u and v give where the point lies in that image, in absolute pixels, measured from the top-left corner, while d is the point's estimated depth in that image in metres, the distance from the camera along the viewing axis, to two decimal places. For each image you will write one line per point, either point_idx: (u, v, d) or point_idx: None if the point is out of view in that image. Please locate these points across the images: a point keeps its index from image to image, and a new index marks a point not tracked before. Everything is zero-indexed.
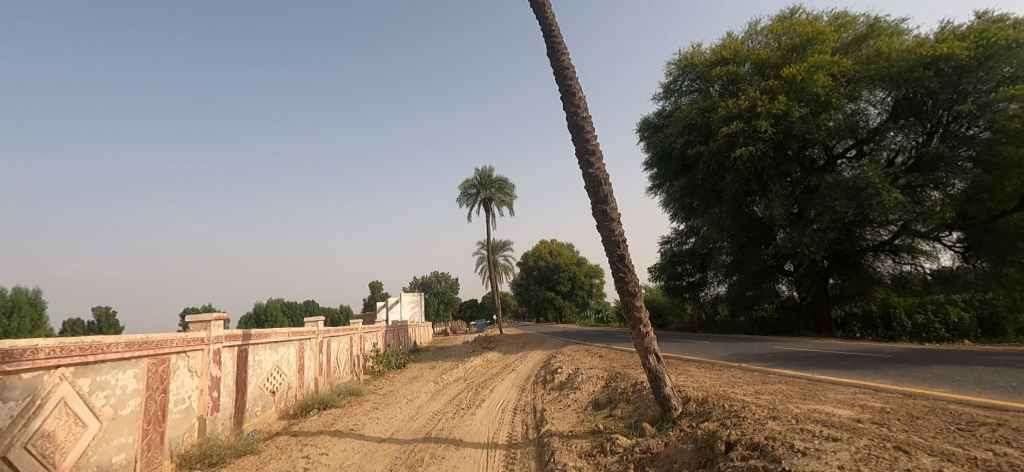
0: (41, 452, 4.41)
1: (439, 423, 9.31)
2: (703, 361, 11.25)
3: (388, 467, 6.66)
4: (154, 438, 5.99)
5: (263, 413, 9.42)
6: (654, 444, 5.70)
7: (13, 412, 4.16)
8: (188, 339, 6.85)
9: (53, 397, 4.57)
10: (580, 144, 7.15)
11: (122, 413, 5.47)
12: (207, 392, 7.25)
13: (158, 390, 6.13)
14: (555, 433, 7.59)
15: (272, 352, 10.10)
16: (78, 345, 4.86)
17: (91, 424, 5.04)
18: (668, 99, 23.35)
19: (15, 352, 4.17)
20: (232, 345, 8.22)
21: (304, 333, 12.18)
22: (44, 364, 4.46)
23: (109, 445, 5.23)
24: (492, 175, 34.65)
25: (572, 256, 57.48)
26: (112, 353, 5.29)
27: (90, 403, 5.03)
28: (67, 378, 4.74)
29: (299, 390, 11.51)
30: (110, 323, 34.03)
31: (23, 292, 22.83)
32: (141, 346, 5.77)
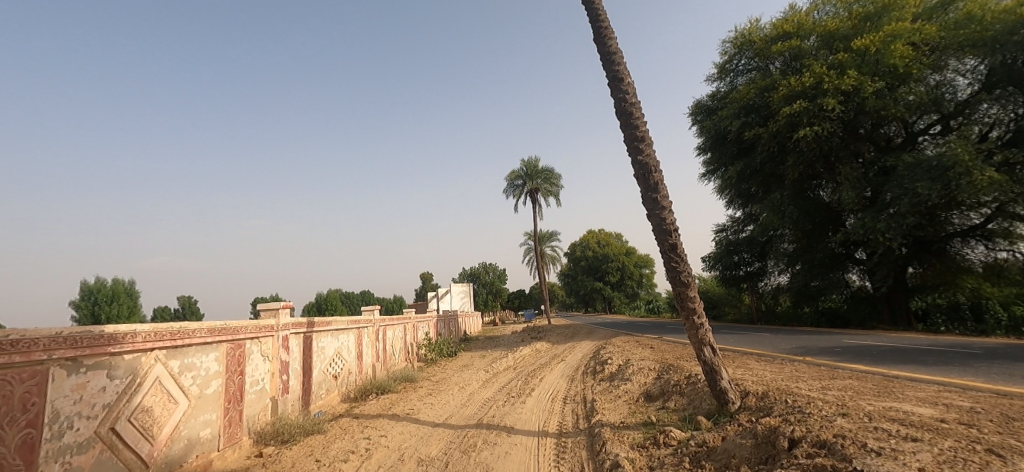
0: (141, 424, 4.92)
1: (490, 410, 9.53)
2: (763, 354, 10.75)
3: (442, 451, 6.89)
4: (234, 415, 6.52)
5: (327, 396, 10.00)
6: (710, 438, 5.54)
7: (118, 389, 4.68)
8: (260, 326, 7.36)
9: (150, 376, 5.06)
10: (628, 131, 6.98)
11: (206, 392, 5.98)
12: (277, 375, 7.76)
13: (235, 373, 6.64)
14: (605, 423, 7.56)
15: (333, 339, 10.64)
16: (168, 330, 5.35)
17: (182, 401, 5.55)
18: (723, 80, 22.29)
19: (118, 336, 4.66)
20: (298, 332, 8.76)
21: (362, 321, 12.77)
22: (142, 347, 4.95)
23: (196, 421, 5.76)
24: (538, 166, 34.46)
25: (620, 246, 56.34)
26: (196, 338, 5.78)
27: (180, 382, 5.54)
28: (161, 360, 5.24)
29: (358, 375, 12.11)
30: (192, 311, 37.08)
31: (120, 283, 25.32)
32: (220, 331, 6.25)
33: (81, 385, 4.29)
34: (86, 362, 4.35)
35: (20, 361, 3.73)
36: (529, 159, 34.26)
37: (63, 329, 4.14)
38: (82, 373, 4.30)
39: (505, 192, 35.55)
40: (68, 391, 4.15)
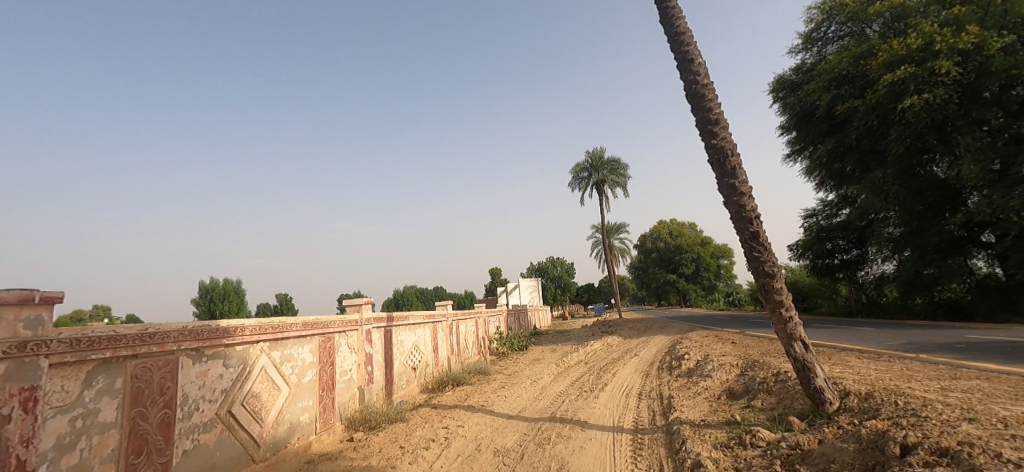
0: (251, 408, 5.46)
1: (563, 404, 9.51)
2: (865, 351, 9.75)
3: (517, 442, 6.98)
4: (328, 402, 7.05)
5: (407, 387, 10.52)
6: (804, 440, 5.12)
7: (233, 376, 5.23)
8: (347, 320, 7.88)
9: (257, 365, 5.61)
10: (700, 114, 6.60)
11: (304, 380, 6.53)
12: (362, 366, 8.28)
13: (327, 363, 7.17)
14: (685, 421, 7.26)
15: (411, 333, 11.15)
16: (270, 324, 5.88)
17: (284, 388, 6.09)
18: (808, 51, 20.45)
19: (230, 329, 5.21)
20: (379, 326, 9.27)
21: (437, 316, 13.26)
22: (250, 339, 5.49)
23: (297, 406, 6.30)
24: (604, 156, 33.67)
25: (695, 236, 53.67)
26: (293, 331, 6.31)
27: (282, 371, 6.08)
28: (265, 351, 5.79)
29: (435, 367, 12.60)
30: (288, 306, 40.60)
31: (231, 281, 28.33)
32: (313, 325, 6.78)
33: (204, 372, 4.85)
34: (207, 352, 4.90)
35: (157, 351, 4.31)
36: (594, 150, 33.57)
37: (188, 324, 4.72)
38: (204, 362, 4.85)
39: (570, 186, 35.17)
40: (194, 377, 4.71)
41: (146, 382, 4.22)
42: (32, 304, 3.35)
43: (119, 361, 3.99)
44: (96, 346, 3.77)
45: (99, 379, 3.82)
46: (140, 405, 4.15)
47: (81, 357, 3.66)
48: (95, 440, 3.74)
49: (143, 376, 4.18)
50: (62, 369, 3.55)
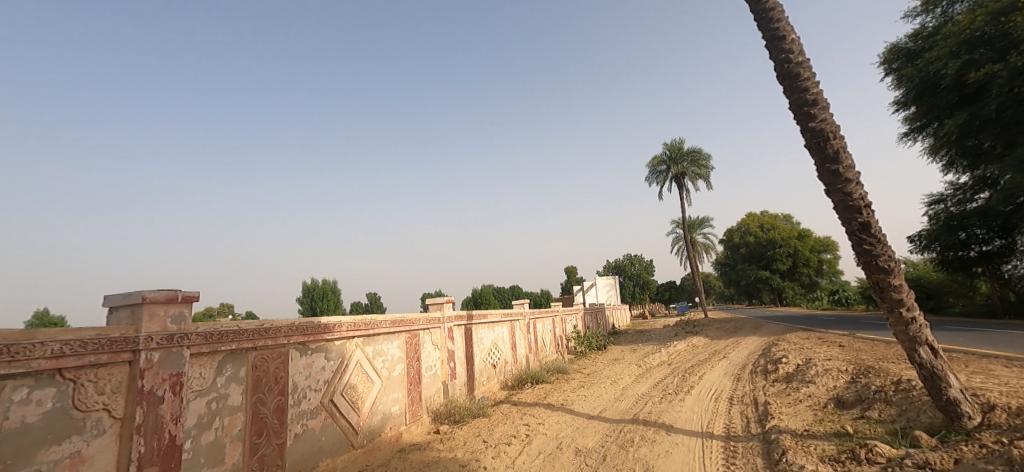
0: (349, 399, 5.85)
1: (646, 406, 9.14)
2: (1013, 358, 8.28)
3: (598, 443, 6.80)
4: (415, 396, 7.37)
5: (488, 383, 10.71)
6: (936, 459, 4.45)
7: (334, 368, 5.64)
8: (429, 318, 8.17)
9: (353, 359, 6.01)
10: (793, 95, 5.98)
11: (394, 374, 6.88)
12: (445, 362, 8.56)
13: (414, 359, 7.50)
14: (784, 430, 6.64)
15: (490, 331, 11.34)
16: (362, 321, 6.25)
17: (377, 381, 6.45)
18: (928, 13, 17.89)
19: (329, 325, 5.61)
20: (460, 323, 9.53)
21: (514, 314, 13.38)
22: (346, 335, 5.87)
23: (388, 399, 6.65)
24: (683, 148, 31.94)
25: (790, 229, 49.21)
26: (383, 328, 6.67)
27: (374, 365, 6.45)
28: (359, 346, 6.17)
29: (513, 365, 12.72)
30: (376, 305, 43.19)
31: (327, 282, 30.72)
32: (400, 323, 7.11)
33: (309, 364, 5.28)
34: (311, 346, 5.33)
35: (271, 344, 4.76)
36: (672, 141, 31.96)
37: (296, 320, 5.16)
38: (309, 354, 5.28)
39: (648, 180, 33.81)
40: (301, 368, 5.15)
41: (264, 371, 4.67)
42: (176, 302, 3.85)
43: (242, 352, 4.46)
44: (225, 338, 4.25)
45: (228, 368, 4.30)
46: (260, 392, 4.60)
47: (214, 347, 4.14)
48: (226, 421, 4.21)
49: (261, 366, 4.64)
50: (200, 358, 4.04)
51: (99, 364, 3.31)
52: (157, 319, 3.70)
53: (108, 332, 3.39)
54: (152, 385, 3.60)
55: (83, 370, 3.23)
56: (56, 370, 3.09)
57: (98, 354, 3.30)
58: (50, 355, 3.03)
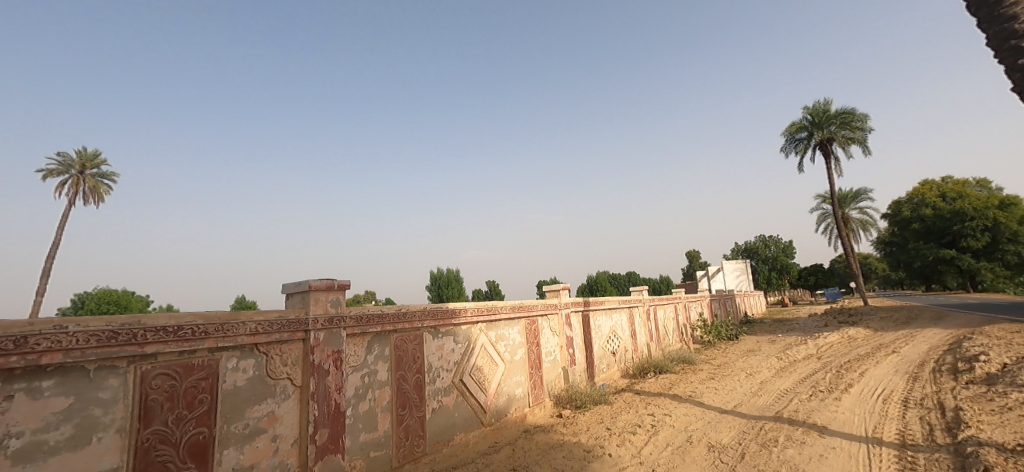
0: (477, 379, 6.14)
1: (791, 403, 8.12)
2: None
3: (735, 440, 6.20)
4: (537, 380, 7.49)
5: (608, 371, 10.49)
6: None
7: (461, 350, 5.95)
8: (547, 304, 8.20)
9: (478, 342, 6.29)
10: (991, 29, 3.02)
11: (516, 358, 7.06)
12: (565, 348, 8.54)
13: (534, 344, 7.60)
14: (986, 443, 5.37)
15: (608, 318, 11.04)
16: (485, 307, 6.49)
17: (501, 364, 6.68)
18: None
19: (455, 310, 5.92)
20: (577, 310, 9.42)
21: (633, 300, 12.85)
22: (470, 320, 6.15)
23: (512, 381, 6.86)
24: (831, 109, 27.49)
25: (987, 197, 39.66)
26: (504, 313, 6.86)
27: (497, 349, 6.67)
28: (482, 330, 6.43)
29: (634, 353, 12.26)
30: (495, 291, 44.82)
31: (450, 270, 32.66)
32: (519, 308, 7.25)
33: (440, 346, 5.65)
34: (441, 329, 5.70)
35: (409, 326, 5.19)
36: (816, 103, 27.67)
37: (427, 305, 5.55)
38: (439, 337, 5.66)
39: (785, 150, 29.86)
40: (434, 350, 5.54)
41: (404, 351, 5.12)
42: (334, 289, 4.38)
43: (386, 334, 4.93)
44: (372, 321, 4.73)
45: (376, 347, 4.79)
46: (402, 369, 5.04)
47: (364, 329, 4.63)
48: (377, 393, 4.70)
49: (402, 346, 5.08)
50: (354, 338, 4.55)
51: (281, 341, 3.90)
52: (320, 303, 4.24)
53: (286, 314, 3.98)
54: (321, 359, 4.15)
55: (270, 346, 3.83)
56: (252, 344, 3.70)
57: (280, 332, 3.88)
58: (248, 332, 3.65)
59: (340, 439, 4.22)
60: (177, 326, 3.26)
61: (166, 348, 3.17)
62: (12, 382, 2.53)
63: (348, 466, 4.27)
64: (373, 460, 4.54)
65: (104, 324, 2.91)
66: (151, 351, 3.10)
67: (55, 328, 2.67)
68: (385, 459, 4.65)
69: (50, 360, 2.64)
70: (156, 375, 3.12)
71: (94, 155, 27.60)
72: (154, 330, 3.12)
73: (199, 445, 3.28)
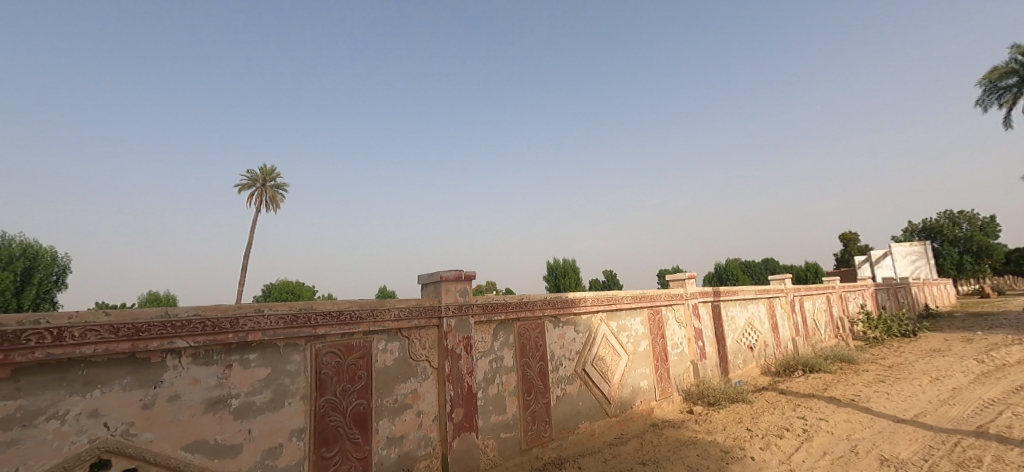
0: (600, 369, 6.08)
1: (997, 417, 6.60)
2: None
3: (918, 455, 5.24)
4: (663, 373, 7.19)
5: (745, 367, 9.63)
6: None
7: (583, 340, 5.95)
8: (672, 294, 7.77)
9: (600, 332, 6.22)
10: None
11: (639, 350, 6.84)
12: (694, 341, 8.02)
13: (658, 335, 7.28)
14: None
15: (743, 309, 10.10)
16: (605, 296, 6.37)
17: (623, 355, 6.52)
18: None
19: (575, 300, 5.92)
20: (706, 300, 8.78)
21: (773, 290, 11.56)
22: (590, 309, 6.11)
23: (636, 373, 6.67)
24: None
25: None
26: (625, 303, 6.67)
27: (620, 340, 6.53)
28: (603, 320, 6.34)
29: (776, 349, 11.06)
30: (615, 281, 43.78)
31: (567, 260, 32.73)
32: (641, 298, 6.99)
33: (561, 335, 5.71)
34: (562, 318, 5.76)
35: (530, 315, 5.33)
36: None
37: (547, 294, 5.63)
38: (560, 327, 5.73)
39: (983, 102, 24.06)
40: (556, 338, 5.63)
41: (527, 339, 5.29)
42: (461, 280, 4.69)
43: (509, 322, 5.14)
44: (496, 310, 4.97)
45: (501, 334, 5.02)
46: (526, 356, 5.22)
47: (489, 316, 4.89)
48: (504, 378, 4.93)
49: (525, 334, 5.25)
50: (481, 325, 4.83)
51: (419, 326, 4.31)
52: (450, 292, 4.59)
53: (422, 302, 4.38)
54: (453, 344, 4.49)
55: (410, 330, 4.26)
56: (396, 329, 4.15)
57: (418, 318, 4.29)
58: (392, 318, 4.11)
59: (473, 419, 4.54)
60: (339, 311, 3.79)
61: (332, 330, 3.72)
62: (230, 354, 3.19)
63: (482, 445, 4.58)
64: (504, 441, 4.80)
65: (287, 308, 3.50)
66: (321, 332, 3.66)
67: (254, 311, 3.30)
68: (515, 441, 4.88)
69: (252, 337, 3.27)
70: (325, 352, 3.68)
71: (270, 171, 33.01)
72: (322, 314, 3.67)
73: (360, 414, 3.78)
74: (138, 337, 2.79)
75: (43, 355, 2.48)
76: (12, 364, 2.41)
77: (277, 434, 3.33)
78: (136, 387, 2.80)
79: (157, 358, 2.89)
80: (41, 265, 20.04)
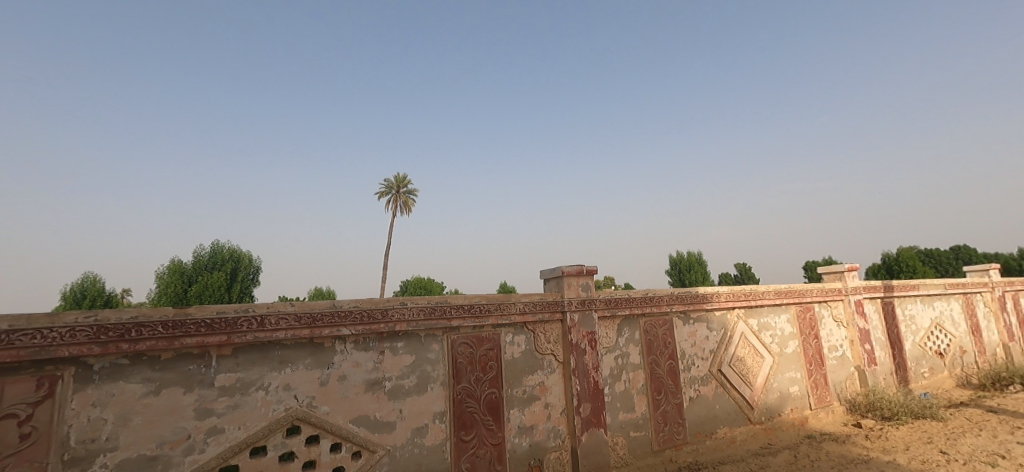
0: (740, 371, 5.55)
1: None
2: None
3: None
4: (819, 379, 6.31)
5: (932, 377, 8.01)
6: None
7: (717, 338, 5.50)
8: (827, 289, 6.76)
9: (737, 331, 5.67)
10: None
11: (787, 351, 6.09)
12: (859, 344, 6.87)
13: (811, 335, 6.40)
14: None
15: (926, 307, 8.39)
16: (743, 291, 5.79)
17: (768, 357, 5.87)
18: None
19: (708, 295, 5.49)
20: (874, 296, 7.47)
21: (971, 284, 9.38)
22: (726, 305, 5.61)
23: (784, 377, 5.96)
24: None
25: None
26: (767, 299, 5.99)
27: (763, 339, 5.89)
28: (742, 317, 5.77)
29: (979, 356, 8.98)
30: None
31: (693, 254, 30.51)
32: (787, 294, 6.21)
33: (693, 332, 5.34)
34: (692, 315, 5.38)
35: (657, 311, 5.07)
36: None
37: (675, 289, 5.30)
38: (691, 323, 5.35)
39: None
40: (687, 336, 5.27)
41: (654, 336, 5.03)
42: (583, 275, 4.65)
43: (634, 317, 4.95)
44: (620, 305, 4.82)
45: (626, 330, 4.86)
46: (654, 354, 4.97)
47: (613, 311, 4.76)
48: (631, 375, 4.77)
49: (651, 331, 5.01)
50: (605, 320, 4.72)
51: (544, 320, 4.38)
52: (572, 287, 4.57)
53: (545, 297, 4.44)
54: (577, 339, 4.47)
55: (535, 324, 4.35)
56: (521, 322, 4.27)
57: (542, 312, 4.37)
58: (517, 311, 4.24)
59: (601, 415, 4.48)
60: (470, 304, 4.02)
61: (465, 323, 3.96)
62: (382, 341, 3.59)
63: (611, 442, 4.49)
64: (634, 440, 4.65)
65: (427, 300, 3.82)
66: (455, 324, 3.92)
67: (400, 304, 3.66)
68: (646, 441, 4.71)
69: (399, 327, 3.63)
70: (459, 343, 3.94)
71: (403, 178, 36.30)
72: (455, 307, 3.93)
73: (493, 402, 3.98)
74: (314, 325, 3.29)
75: (251, 337, 3.06)
76: (231, 343, 3.01)
77: (423, 415, 3.66)
78: (315, 367, 3.29)
79: (329, 343, 3.37)
80: (242, 265, 24.67)
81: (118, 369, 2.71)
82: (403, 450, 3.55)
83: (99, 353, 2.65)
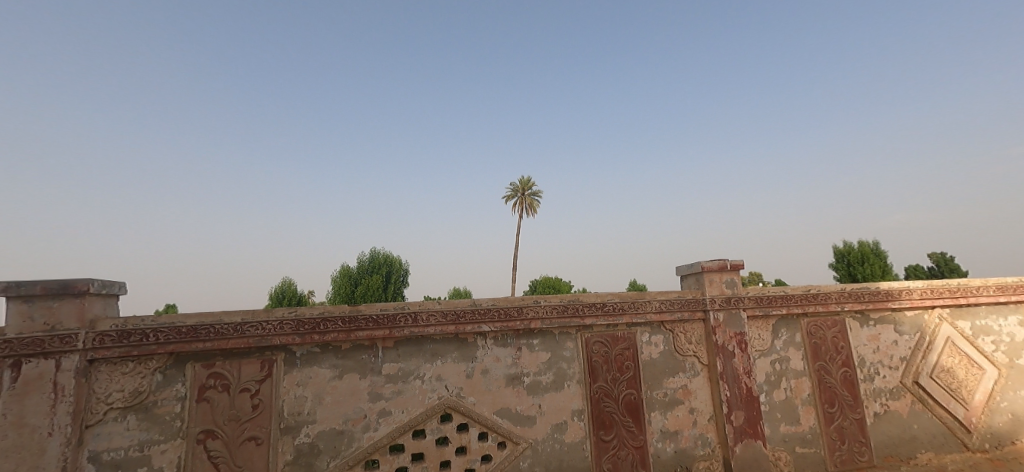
0: (946, 384, 4.53)
1: None
2: None
3: None
4: None
5: None
6: None
7: (910, 344, 4.57)
8: None
9: (939, 335, 4.64)
10: None
11: (1020, 363, 4.79)
12: None
13: None
14: None
15: None
16: (946, 287, 4.71)
17: (989, 368, 4.69)
18: None
19: (894, 292, 4.59)
20: None
21: None
22: (921, 304, 4.63)
23: (1017, 395, 4.70)
24: None
25: None
26: (983, 297, 4.78)
27: (979, 347, 4.72)
28: (946, 319, 4.71)
29: None
30: None
31: (866, 244, 25.87)
32: (1015, 289, 4.87)
33: (875, 336, 4.52)
34: (873, 315, 4.55)
35: (824, 310, 4.40)
36: None
37: (847, 285, 4.53)
38: (872, 326, 4.53)
39: None
40: (866, 340, 4.48)
41: (821, 339, 4.37)
42: (727, 270, 4.24)
43: (794, 318, 4.37)
44: (775, 303, 4.28)
45: (784, 332, 4.30)
46: (822, 360, 4.32)
47: (767, 311, 4.25)
48: (794, 383, 4.21)
49: (817, 333, 4.36)
50: (758, 321, 4.25)
51: (684, 320, 4.10)
52: (715, 284, 4.20)
53: (684, 295, 4.16)
54: (723, 340, 4.09)
55: (675, 324, 4.09)
56: (659, 321, 4.06)
57: (681, 311, 4.10)
58: (654, 309, 4.04)
59: (759, 425, 4.03)
60: (603, 302, 3.95)
61: (598, 321, 3.90)
62: (519, 338, 3.71)
63: (773, 456, 4.02)
64: (803, 457, 4.10)
65: (561, 299, 3.84)
66: (589, 323, 3.88)
67: (534, 302, 3.74)
68: (818, 459, 4.12)
69: (534, 325, 3.71)
70: (595, 342, 3.88)
71: (529, 181, 37.24)
72: (588, 305, 3.89)
73: (632, 403, 3.85)
74: (459, 321, 3.54)
75: (408, 332, 3.41)
76: (393, 337, 3.39)
77: (562, 412, 3.70)
78: (461, 360, 3.54)
79: (471, 338, 3.59)
80: (395, 270, 27.68)
81: (313, 356, 3.24)
82: (545, 445, 3.62)
83: (300, 342, 3.19)
